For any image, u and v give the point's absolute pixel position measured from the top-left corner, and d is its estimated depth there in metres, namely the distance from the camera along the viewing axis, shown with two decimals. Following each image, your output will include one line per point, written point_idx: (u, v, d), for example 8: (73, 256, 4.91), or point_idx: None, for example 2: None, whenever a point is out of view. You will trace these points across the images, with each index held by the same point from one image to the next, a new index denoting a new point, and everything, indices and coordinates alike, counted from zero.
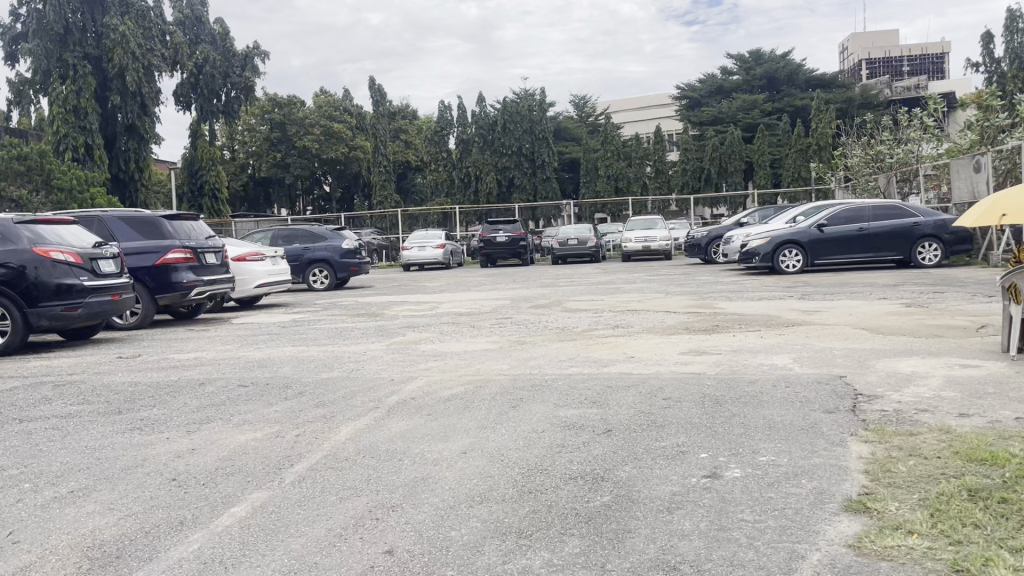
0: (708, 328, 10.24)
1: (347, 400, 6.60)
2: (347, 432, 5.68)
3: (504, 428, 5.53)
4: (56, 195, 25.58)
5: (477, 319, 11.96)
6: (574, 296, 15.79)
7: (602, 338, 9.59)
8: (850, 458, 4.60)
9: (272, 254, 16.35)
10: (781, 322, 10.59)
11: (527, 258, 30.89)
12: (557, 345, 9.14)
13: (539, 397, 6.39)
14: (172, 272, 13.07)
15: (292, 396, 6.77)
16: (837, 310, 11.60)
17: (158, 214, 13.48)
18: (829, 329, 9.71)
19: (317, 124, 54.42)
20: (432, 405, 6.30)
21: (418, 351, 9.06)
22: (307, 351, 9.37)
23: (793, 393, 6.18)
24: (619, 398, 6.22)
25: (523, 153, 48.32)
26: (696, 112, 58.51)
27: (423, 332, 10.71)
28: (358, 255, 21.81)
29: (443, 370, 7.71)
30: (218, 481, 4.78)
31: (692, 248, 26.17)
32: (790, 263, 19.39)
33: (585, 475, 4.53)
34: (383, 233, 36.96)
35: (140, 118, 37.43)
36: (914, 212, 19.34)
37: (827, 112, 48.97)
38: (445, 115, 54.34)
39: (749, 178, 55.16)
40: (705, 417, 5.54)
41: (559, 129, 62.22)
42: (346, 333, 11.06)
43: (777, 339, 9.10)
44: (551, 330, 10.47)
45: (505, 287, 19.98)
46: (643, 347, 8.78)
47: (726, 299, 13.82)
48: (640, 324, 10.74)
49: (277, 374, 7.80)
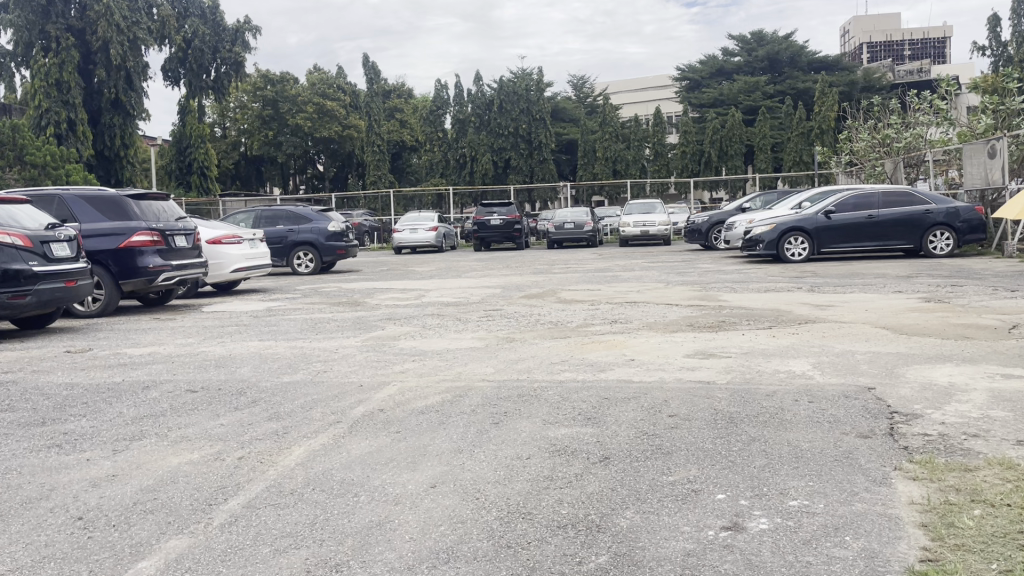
0: (714, 325, 9.40)
1: (306, 411, 5.75)
2: (299, 454, 4.84)
3: (482, 452, 4.70)
4: (29, 171, 24.65)
5: (463, 311, 11.10)
6: (569, 285, 14.93)
7: (598, 335, 8.76)
8: (898, 503, 3.78)
9: (250, 236, 15.49)
10: (791, 319, 9.77)
11: (522, 242, 30.02)
12: (548, 344, 8.30)
13: (528, 411, 5.55)
14: (137, 255, 12.23)
15: (244, 405, 5.92)
16: (852, 305, 10.75)
17: (123, 193, 12.59)
18: (847, 328, 8.87)
19: (310, 102, 53.34)
20: (402, 420, 5.46)
21: (395, 349, 8.21)
22: (273, 347, 8.53)
23: (819, 410, 5.36)
24: (618, 413, 5.38)
25: (521, 133, 47.32)
26: (696, 93, 57.47)
27: (404, 326, 9.87)
28: (346, 238, 20.92)
29: (419, 374, 6.87)
30: (128, 524, 3.94)
31: (691, 235, 25.29)
32: (796, 251, 18.47)
33: (576, 522, 3.70)
34: (375, 214, 36.03)
35: (124, 92, 36.16)
36: (925, 199, 18.50)
37: (830, 95, 48.09)
38: (442, 95, 53.29)
39: (750, 162, 54.17)
40: (719, 442, 4.71)
41: (557, 109, 61.22)
42: (321, 326, 10.20)
43: (791, 339, 8.26)
44: (543, 325, 9.63)
45: (497, 273, 19.11)
46: (642, 347, 7.94)
47: (731, 291, 12.98)
48: (639, 319, 9.91)
49: (232, 376, 6.95)
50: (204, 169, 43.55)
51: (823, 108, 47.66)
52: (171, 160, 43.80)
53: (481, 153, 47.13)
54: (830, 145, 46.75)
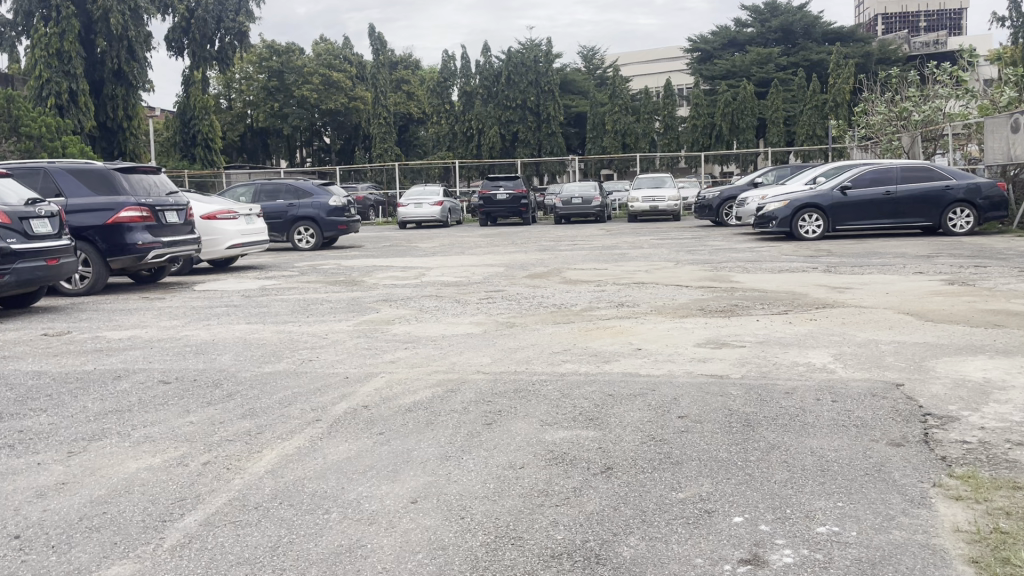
0: (727, 310, 8.89)
1: (284, 408, 5.28)
2: (270, 460, 4.40)
3: (471, 459, 4.24)
4: (25, 142, 24.22)
5: (463, 293, 10.62)
6: (574, 263, 14.43)
7: (603, 321, 8.26)
8: (938, 531, 3.30)
9: (247, 212, 15.02)
10: (808, 303, 9.24)
11: (529, 217, 29.47)
12: (551, 330, 7.80)
13: (525, 409, 5.08)
14: (125, 232, 11.79)
15: (218, 400, 5.47)
16: (871, 288, 10.22)
17: (112, 166, 12.10)
18: (869, 314, 8.35)
19: (316, 73, 52.67)
20: (387, 420, 5.00)
21: (389, 334, 7.75)
22: (260, 332, 8.06)
23: (844, 411, 4.88)
24: (622, 413, 4.91)
25: (528, 105, 46.58)
26: (708, 65, 56.39)
27: (400, 308, 9.41)
28: (348, 213, 20.43)
29: (411, 364, 6.39)
30: (68, 545, 3.49)
31: (702, 210, 24.68)
32: (809, 229, 17.89)
33: (574, 551, 3.23)
34: (380, 187, 35.53)
35: (126, 63, 35.62)
36: (945, 174, 17.85)
37: (845, 68, 47.09)
38: (449, 66, 52.41)
39: (762, 134, 53.23)
40: (735, 451, 4.23)
41: (565, 81, 60.33)
42: (313, 307, 9.72)
43: (810, 327, 7.74)
44: (546, 309, 9.13)
45: (501, 250, 18.62)
46: (651, 335, 7.43)
47: (743, 271, 12.44)
48: (648, 302, 9.41)
49: (210, 365, 6.47)
50: (208, 141, 42.99)
51: (837, 82, 46.73)
52: (174, 132, 43.20)
53: (488, 126, 46.39)
54: (844, 118, 45.84)
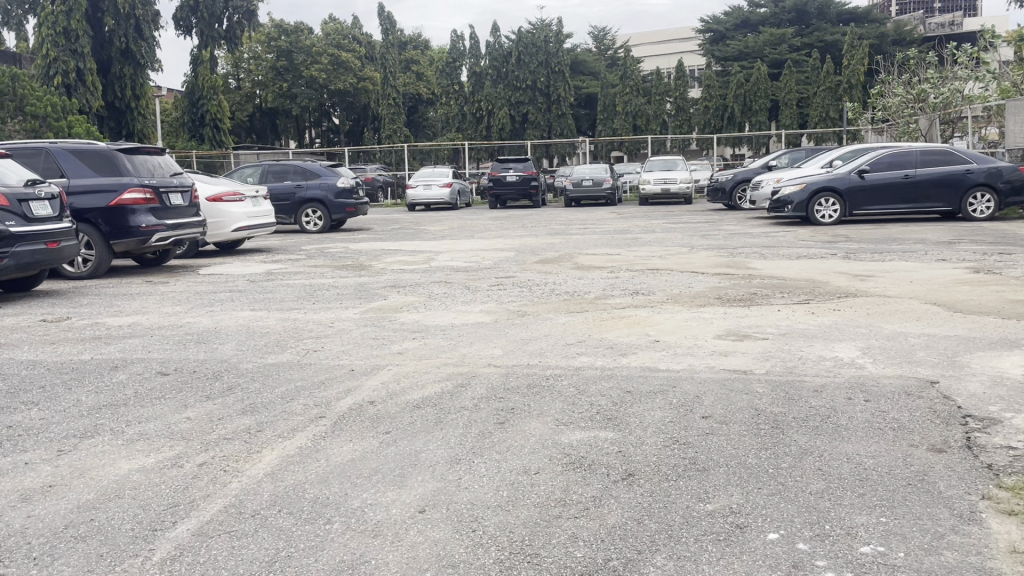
0: (746, 299, 8.58)
1: (285, 403, 5.03)
2: (270, 461, 4.15)
3: (483, 464, 3.98)
4: (29, 121, 23.99)
5: (474, 279, 10.33)
6: (586, 248, 14.10)
7: (618, 310, 7.96)
8: (994, 553, 3.02)
9: (253, 194, 14.74)
10: (831, 292, 8.91)
11: (539, 199, 29.11)
12: (566, 320, 7.51)
13: (539, 407, 4.81)
14: (128, 214, 11.53)
15: (217, 394, 5.22)
16: (894, 277, 9.88)
17: (114, 146, 11.82)
18: (895, 304, 8.02)
19: (325, 53, 52.22)
20: (395, 418, 4.74)
21: (396, 323, 7.49)
22: (264, 319, 7.80)
23: (878, 411, 4.59)
24: (643, 413, 4.63)
25: (538, 86, 46.05)
26: (720, 46, 55.60)
27: (408, 295, 9.14)
28: (356, 195, 20.14)
29: (419, 356, 6.12)
30: (52, 557, 3.24)
31: (715, 193, 24.27)
32: (826, 213, 17.49)
33: (595, 571, 2.98)
34: (389, 169, 35.20)
35: (133, 41, 35.29)
36: (966, 158, 17.42)
37: (860, 49, 46.32)
38: (458, 45, 51.80)
39: (774, 117, 52.51)
40: (766, 456, 3.95)
41: (575, 62, 59.65)
42: (318, 293, 9.46)
43: (834, 317, 7.42)
44: (558, 297, 8.84)
45: (511, 233, 18.31)
46: (668, 326, 7.14)
47: (760, 257, 12.11)
48: (663, 291, 9.11)
49: (211, 356, 6.23)
50: (217, 122, 42.62)
51: (852, 63, 46.01)
52: (182, 112, 42.87)
53: (498, 106, 45.84)
54: (859, 100, 45.15)
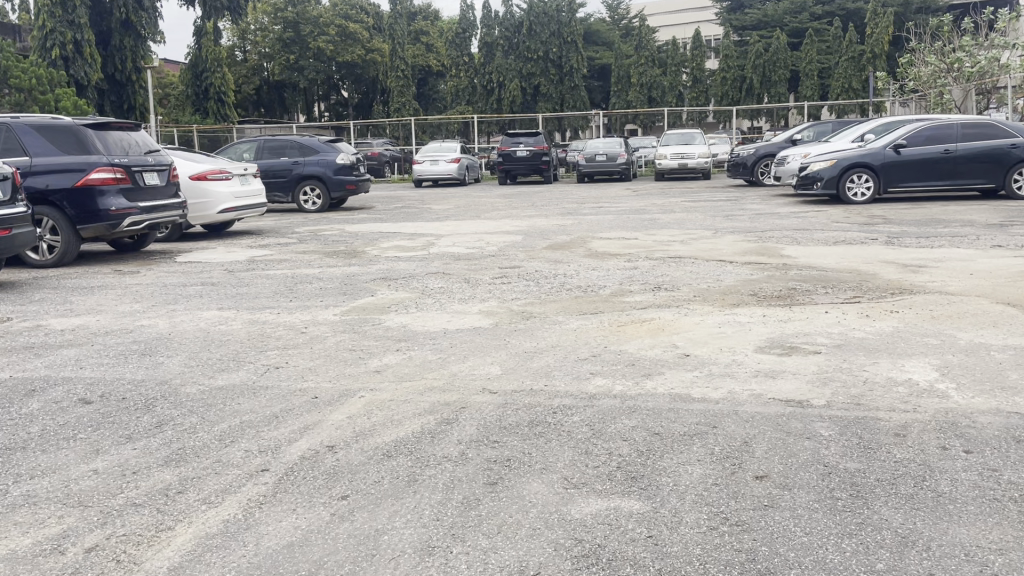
0: (784, 297, 7.45)
1: (224, 448, 3.98)
2: (183, 545, 3.10)
3: (465, 558, 2.92)
4: (15, 95, 22.98)
5: (475, 271, 9.25)
6: (599, 231, 12.99)
7: (637, 312, 6.86)
8: None
9: (241, 171, 13.70)
10: (881, 287, 7.77)
11: (550, 176, 27.92)
12: (578, 326, 6.41)
13: (542, 457, 3.75)
14: (97, 196, 10.53)
15: (142, 436, 4.17)
16: (950, 267, 8.71)
17: (81, 121, 10.74)
18: (962, 303, 6.87)
19: (332, 24, 51.00)
20: (356, 474, 3.66)
21: (379, 328, 6.42)
22: (228, 322, 6.76)
23: (984, 470, 3.49)
24: (682, 472, 3.55)
25: (550, 57, 44.51)
26: (738, 14, 53.68)
27: (398, 290, 8.06)
28: (356, 171, 18.98)
29: (399, 377, 5.05)
30: None
31: (735, 168, 23.00)
32: (859, 191, 16.21)
33: None
34: (397, 143, 34.04)
35: (134, 11, 34.32)
36: (1010, 131, 16.06)
37: (885, 15, 44.32)
38: (469, 15, 50.21)
39: (794, 88, 50.72)
40: (858, 553, 2.85)
41: (588, 32, 57.95)
42: (297, 287, 8.41)
43: (893, 322, 6.27)
44: (570, 294, 7.74)
45: (520, 213, 17.17)
46: (698, 334, 6.03)
47: (792, 243, 10.95)
48: (689, 285, 8.02)
49: (151, 376, 5.18)
50: (221, 95, 41.40)
51: (876, 32, 44.23)
52: (186, 85, 41.70)
53: (509, 78, 44.48)
54: (883, 70, 43.44)
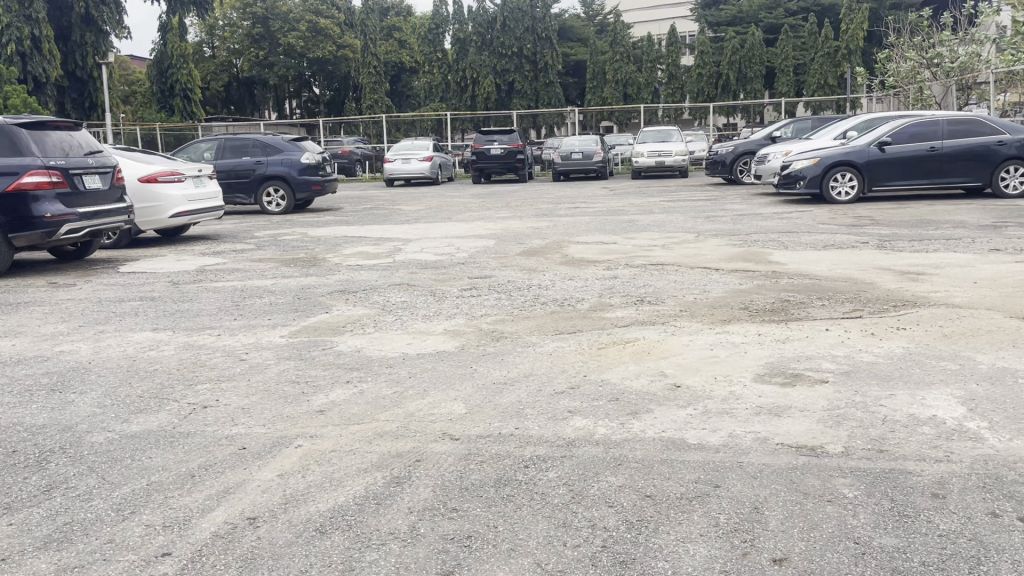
0: (779, 310, 6.81)
1: (121, 525, 3.24)
2: None
3: None
4: None
5: (442, 281, 8.53)
6: (575, 235, 12.33)
7: (620, 331, 6.19)
8: None
9: (195, 172, 12.87)
10: (882, 298, 7.15)
11: (525, 174, 27.22)
12: (554, 349, 5.72)
13: (511, 534, 3.06)
14: (30, 202, 9.69)
15: (25, 507, 3.42)
16: (950, 274, 8.15)
17: (14, 120, 9.85)
18: (974, 318, 6.26)
19: (303, 20, 49.67)
20: (279, 561, 2.94)
21: (330, 353, 5.67)
22: (160, 347, 6.00)
23: None
24: (683, 555, 2.87)
25: (524, 53, 43.82)
26: (713, 10, 53.29)
27: (357, 305, 7.33)
28: (322, 171, 18.16)
29: (346, 419, 4.32)
30: None
31: (713, 166, 22.46)
32: (842, 190, 15.73)
33: None
34: (368, 141, 33.14)
35: (94, 6, 33.03)
36: (997, 127, 15.56)
37: (859, 11, 44.10)
38: (442, 10, 49.26)
39: (769, 85, 50.43)
40: None
41: (563, 28, 57.37)
42: (245, 301, 7.64)
43: (902, 342, 5.65)
44: (545, 309, 7.05)
45: (493, 214, 16.44)
46: (688, 358, 5.37)
47: (780, 247, 10.37)
48: (674, 298, 7.37)
49: (54, 420, 4.42)
50: (187, 92, 40.21)
51: (850, 27, 44.06)
52: (151, 82, 40.48)
53: (482, 75, 43.75)
54: (858, 66, 43.19)
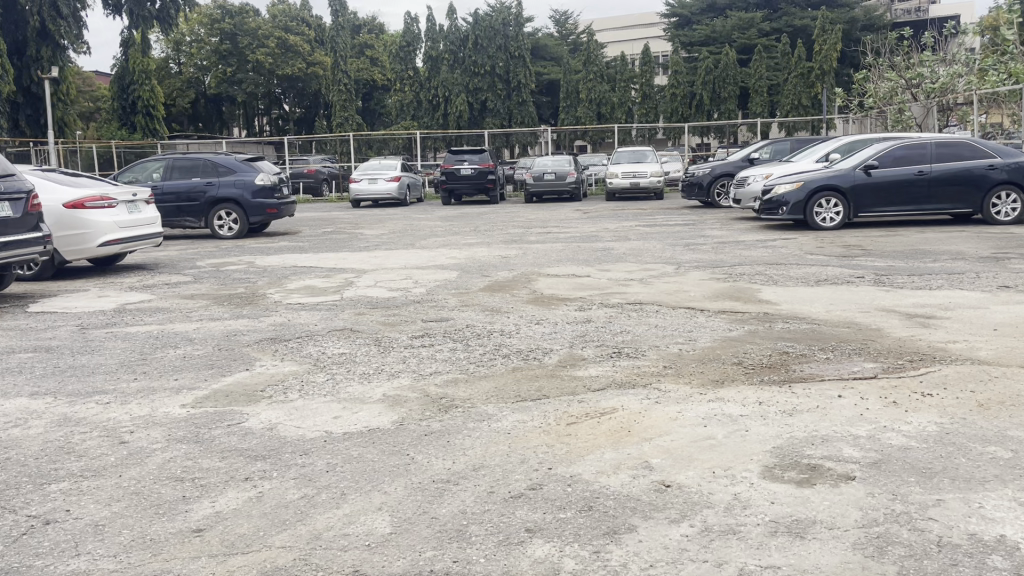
0: (778, 367, 5.82)
1: None
2: None
3: None
4: None
5: (392, 325, 7.46)
6: (545, 265, 11.30)
7: (593, 398, 5.14)
8: None
9: (130, 198, 11.70)
10: (892, 350, 6.22)
11: (495, 195, 26.26)
12: (513, 425, 4.66)
13: None
14: None
15: None
16: (962, 318, 7.25)
17: None
18: (1009, 379, 5.33)
19: (271, 37, 48.47)
20: None
21: (235, 433, 4.56)
22: (28, 422, 4.84)
23: None
24: None
25: (496, 72, 43.02)
26: (686, 30, 53.09)
27: (287, 360, 6.22)
28: (278, 193, 17.01)
29: (229, 547, 3.22)
30: None
31: (690, 189, 21.64)
32: (826, 216, 14.91)
33: None
34: (336, 160, 32.07)
35: (50, 20, 31.34)
36: (986, 151, 14.86)
37: (832, 33, 43.93)
38: (414, 27, 48.35)
39: (744, 105, 50.03)
40: None
41: (536, 47, 56.85)
42: (157, 353, 6.51)
43: (933, 416, 4.67)
44: (506, 365, 6.00)
45: (459, 241, 15.39)
46: (677, 440, 4.35)
47: (768, 282, 9.42)
48: (658, 351, 6.33)
49: None
50: (150, 109, 38.78)
51: (824, 48, 43.92)
52: (112, 98, 39.04)
53: (454, 93, 42.90)
54: (831, 87, 42.92)
